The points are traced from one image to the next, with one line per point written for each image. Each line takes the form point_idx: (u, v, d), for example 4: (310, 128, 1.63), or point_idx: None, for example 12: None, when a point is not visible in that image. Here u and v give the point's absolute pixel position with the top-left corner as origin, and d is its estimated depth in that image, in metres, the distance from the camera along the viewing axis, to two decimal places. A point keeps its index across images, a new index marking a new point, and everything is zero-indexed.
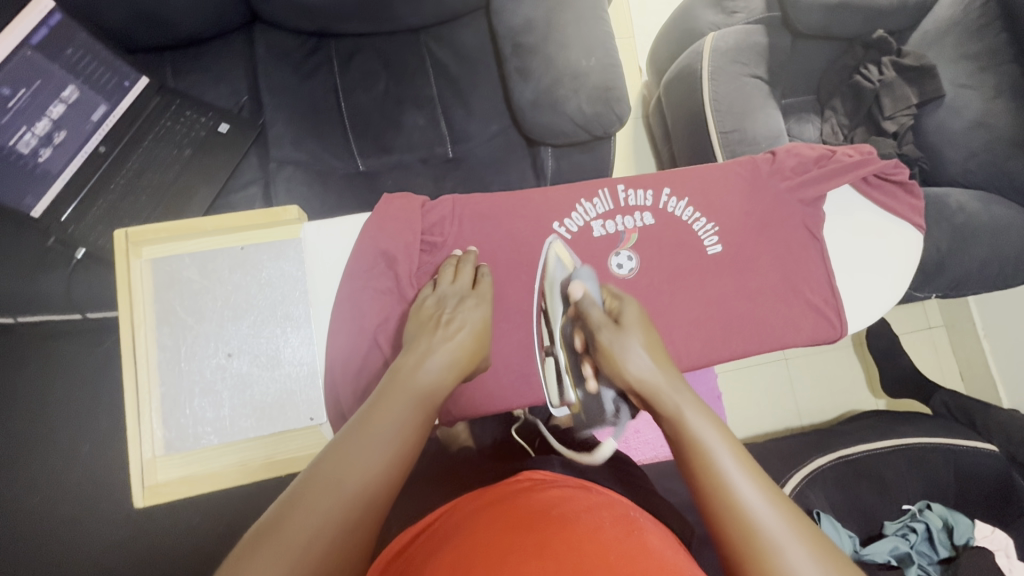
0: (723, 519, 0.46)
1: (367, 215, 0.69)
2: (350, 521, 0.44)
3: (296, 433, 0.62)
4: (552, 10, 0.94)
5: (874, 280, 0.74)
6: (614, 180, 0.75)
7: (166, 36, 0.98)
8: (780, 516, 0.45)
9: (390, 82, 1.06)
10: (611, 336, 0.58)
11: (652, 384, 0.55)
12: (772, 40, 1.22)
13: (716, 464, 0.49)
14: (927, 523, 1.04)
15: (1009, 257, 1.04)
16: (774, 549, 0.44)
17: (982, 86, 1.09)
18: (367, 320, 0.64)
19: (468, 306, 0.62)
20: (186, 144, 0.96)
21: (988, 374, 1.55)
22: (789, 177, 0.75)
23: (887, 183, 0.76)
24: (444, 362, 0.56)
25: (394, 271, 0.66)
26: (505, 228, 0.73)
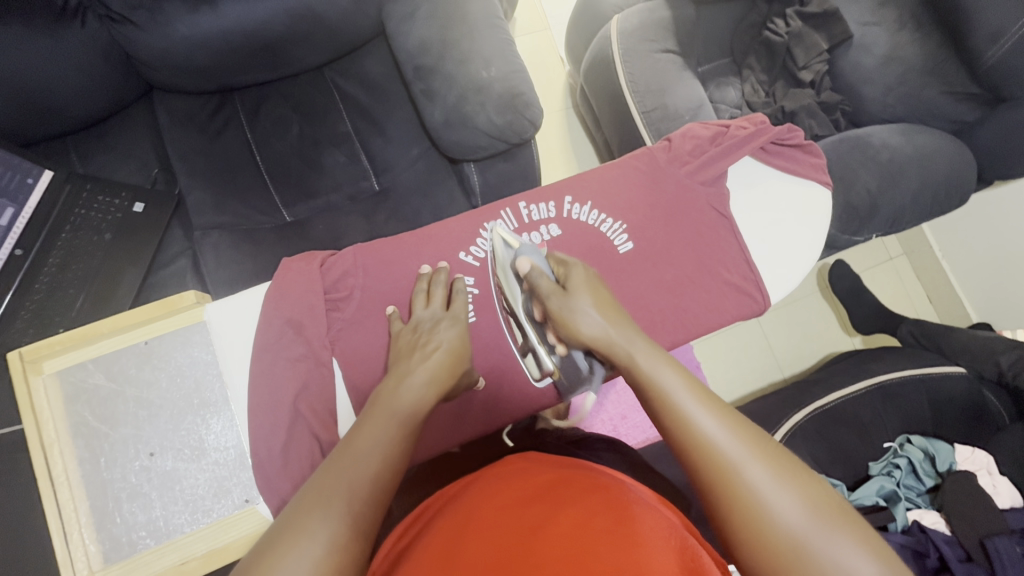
0: (749, 533, 0.42)
1: (269, 284, 0.68)
2: (357, 519, 0.42)
3: (236, 517, 0.62)
4: (445, 27, 0.93)
5: (795, 244, 0.75)
6: (515, 198, 0.76)
7: (62, 123, 0.95)
8: (808, 514, 0.41)
9: (302, 126, 1.04)
10: (561, 301, 0.60)
11: (607, 340, 0.57)
12: (676, 12, 1.20)
13: (736, 477, 0.44)
14: (909, 456, 1.07)
15: (942, 183, 1.05)
16: (808, 558, 0.40)
17: (885, 21, 1.12)
18: (284, 392, 0.63)
19: (444, 327, 0.64)
20: (105, 228, 0.93)
21: (952, 292, 1.58)
22: (687, 162, 0.75)
23: (785, 148, 0.77)
24: (424, 382, 0.56)
25: (304, 336, 0.66)
26: (412, 266, 0.72)
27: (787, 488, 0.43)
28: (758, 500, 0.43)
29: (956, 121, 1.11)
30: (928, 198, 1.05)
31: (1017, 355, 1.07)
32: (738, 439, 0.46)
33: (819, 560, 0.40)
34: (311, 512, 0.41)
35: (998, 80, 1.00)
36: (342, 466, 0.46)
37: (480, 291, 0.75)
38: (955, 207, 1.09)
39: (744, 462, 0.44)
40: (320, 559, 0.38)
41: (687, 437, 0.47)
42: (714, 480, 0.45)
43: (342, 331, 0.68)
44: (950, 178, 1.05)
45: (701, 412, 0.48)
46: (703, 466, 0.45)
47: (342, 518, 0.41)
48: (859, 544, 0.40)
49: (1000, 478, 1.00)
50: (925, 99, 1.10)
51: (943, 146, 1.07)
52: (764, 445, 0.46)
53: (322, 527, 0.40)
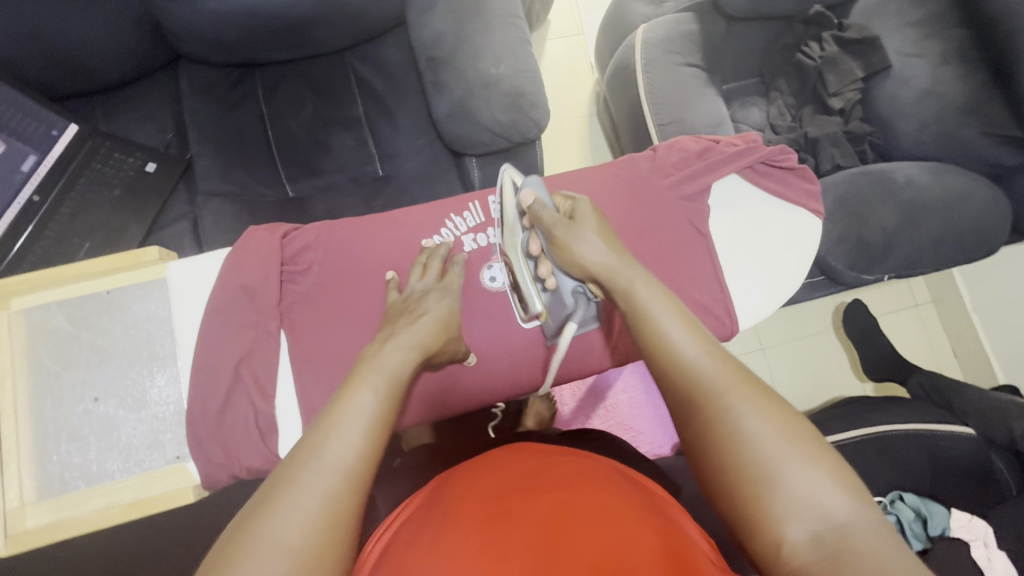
0: (669, 380, 0.46)
1: (230, 249, 0.69)
2: (350, 474, 0.42)
3: (164, 472, 0.63)
4: (462, 20, 0.93)
5: (777, 271, 0.73)
6: (486, 193, 0.78)
7: (92, 82, 1.00)
8: (716, 362, 0.45)
9: (317, 105, 1.06)
10: (565, 227, 0.59)
11: (606, 265, 0.55)
12: (704, 27, 1.16)
13: (659, 329, 0.49)
14: (897, 515, 1.00)
15: (968, 230, 0.98)
16: (718, 397, 0.44)
17: (928, 53, 1.06)
18: (226, 355, 0.64)
19: (435, 298, 0.64)
20: (117, 184, 0.97)
21: (980, 348, 1.48)
22: (670, 174, 0.73)
23: (777, 170, 0.75)
24: (407, 344, 0.55)
25: (256, 304, 0.67)
26: (374, 249, 0.72)
27: (763, 415, 0.42)
28: (732, 423, 0.42)
29: (993, 166, 1.04)
30: (951, 243, 0.99)
31: None
32: (666, 299, 0.51)
33: (727, 400, 0.43)
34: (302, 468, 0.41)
35: None
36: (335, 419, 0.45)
37: None
38: (979, 257, 1.02)
39: (662, 317, 0.49)
40: (313, 517, 0.39)
41: (628, 305, 0.52)
42: (662, 365, 0.47)
43: (295, 304, 0.70)
44: (977, 225, 0.98)
45: (651, 294, 0.51)
46: (653, 354, 0.48)
47: (337, 471, 0.42)
48: (823, 469, 0.39)
49: (995, 552, 0.94)
50: (961, 139, 1.04)
51: (974, 189, 1.00)
52: (743, 373, 0.45)
53: (315, 485, 0.40)
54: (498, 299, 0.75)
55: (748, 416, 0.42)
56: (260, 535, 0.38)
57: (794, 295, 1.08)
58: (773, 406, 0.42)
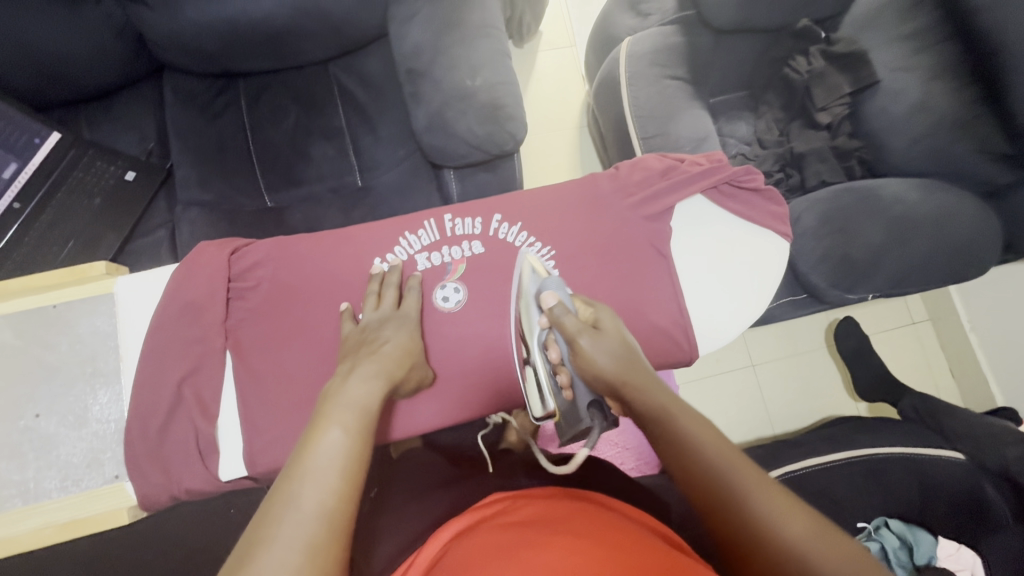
0: (688, 475, 0.49)
1: (178, 265, 0.69)
2: (328, 518, 0.42)
3: (103, 492, 0.63)
4: (440, 33, 0.93)
5: (743, 294, 0.72)
6: (442, 210, 0.76)
7: (74, 92, 1.01)
8: (726, 456, 0.48)
9: (299, 115, 1.06)
10: (589, 339, 0.57)
11: (628, 376, 0.56)
12: (690, 40, 1.15)
13: (674, 428, 0.51)
14: (883, 542, 0.99)
15: (956, 249, 0.96)
16: (735, 492, 0.46)
17: (917, 68, 1.04)
18: (169, 372, 0.64)
19: (393, 327, 0.64)
20: (98, 193, 0.97)
21: (978, 368, 1.45)
22: (633, 193, 0.72)
23: (741, 192, 0.73)
24: (370, 373, 0.57)
25: (201, 322, 0.66)
26: (324, 267, 0.71)
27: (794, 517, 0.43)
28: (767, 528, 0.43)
29: (984, 183, 1.01)
30: (939, 263, 0.96)
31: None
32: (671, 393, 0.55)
33: (746, 494, 0.45)
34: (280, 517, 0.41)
35: None
36: (308, 461, 0.45)
37: None
38: (968, 277, 0.99)
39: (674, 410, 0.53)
40: (296, 566, 0.38)
41: (643, 406, 0.55)
42: (678, 459, 0.50)
43: (243, 321, 0.69)
44: (966, 244, 0.96)
45: (662, 390, 0.55)
46: (667, 447, 0.51)
47: (316, 517, 0.42)
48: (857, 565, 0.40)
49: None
50: (953, 155, 1.01)
51: (963, 207, 0.97)
52: (766, 475, 0.47)
53: (295, 532, 0.40)
54: (452, 320, 0.72)
55: (762, 505, 0.44)
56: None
57: (778, 313, 1.06)
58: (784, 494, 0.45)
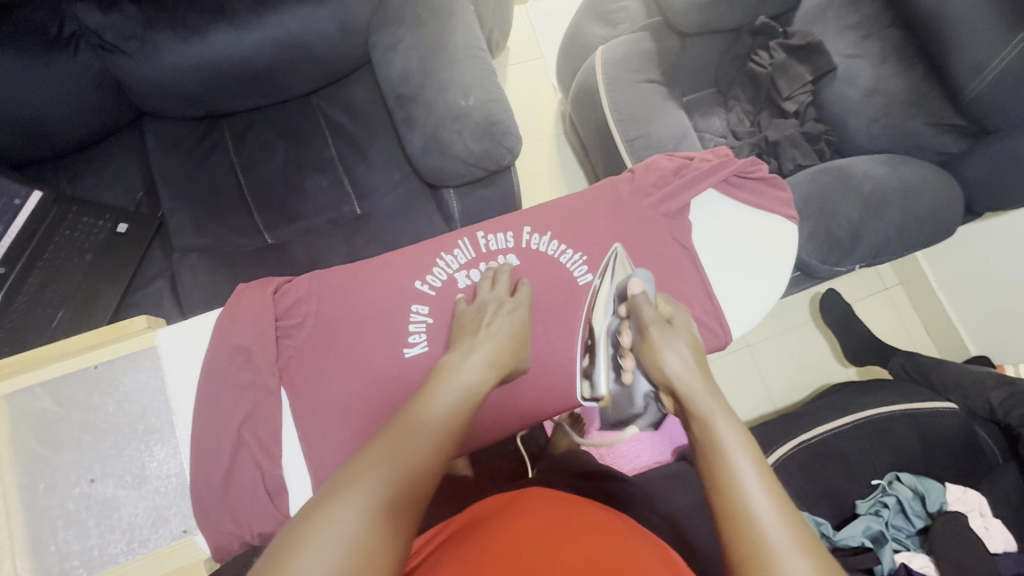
0: (730, 519, 0.45)
1: (222, 309, 0.69)
2: (392, 511, 0.44)
3: (169, 550, 0.61)
4: (426, 57, 0.96)
5: (765, 275, 0.76)
6: (473, 228, 0.77)
7: (51, 146, 0.98)
8: (786, 529, 0.43)
9: (288, 150, 1.06)
10: (662, 330, 0.61)
11: (688, 383, 0.57)
12: (659, 45, 1.21)
13: (733, 467, 0.48)
14: (898, 495, 1.03)
15: (927, 215, 1.04)
16: (778, 560, 0.42)
17: (868, 53, 1.13)
18: (229, 417, 0.64)
19: (507, 311, 0.67)
20: (88, 249, 0.93)
21: (949, 323, 1.56)
22: (650, 194, 0.76)
23: (750, 181, 0.79)
24: (483, 363, 0.60)
25: (253, 363, 0.66)
26: (366, 297, 0.71)
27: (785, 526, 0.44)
28: (760, 523, 0.44)
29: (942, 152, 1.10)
30: (913, 229, 1.04)
31: (1006, 394, 1.04)
32: (744, 440, 0.51)
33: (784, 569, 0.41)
34: (311, 537, 0.40)
35: (981, 115, 1.03)
36: (357, 481, 0.45)
37: (434, 321, 0.72)
38: (940, 239, 1.08)
39: (737, 454, 0.49)
40: None
41: (707, 439, 0.52)
42: (722, 496, 0.47)
43: (292, 358, 0.69)
44: (934, 210, 1.05)
45: (733, 434, 0.51)
46: (716, 482, 0.48)
47: (344, 550, 0.40)
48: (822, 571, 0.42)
49: (992, 519, 0.97)
50: (909, 131, 1.11)
51: (927, 177, 1.07)
52: None
53: (349, 528, 0.41)
54: None
55: None
56: None
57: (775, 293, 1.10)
58: None
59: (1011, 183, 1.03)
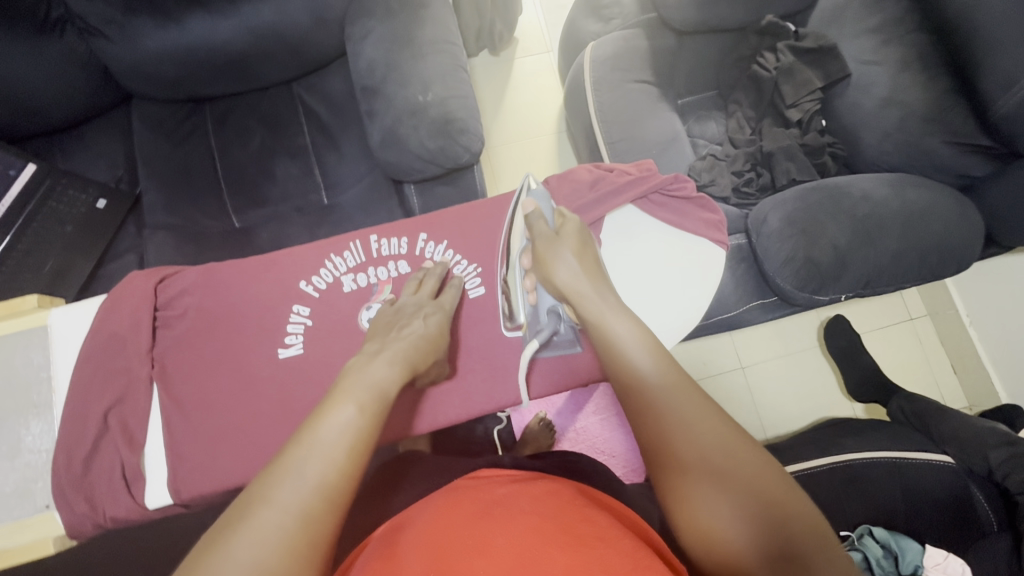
0: (641, 416, 0.49)
1: (107, 295, 0.71)
2: (327, 494, 0.43)
3: (32, 521, 0.65)
4: (392, 50, 0.92)
5: (680, 299, 0.73)
6: (367, 231, 0.77)
7: (47, 124, 1.03)
8: (684, 404, 0.48)
9: (265, 136, 1.08)
10: (549, 244, 0.64)
11: (579, 288, 0.60)
12: (654, 42, 1.14)
13: (634, 373, 0.52)
14: (865, 552, 0.91)
15: (932, 245, 0.92)
16: (681, 435, 0.46)
17: (887, 60, 1.00)
18: (94, 402, 0.66)
19: (426, 314, 0.67)
20: (68, 221, 0.98)
21: (978, 364, 1.40)
22: (562, 207, 0.74)
23: (673, 200, 0.76)
24: (393, 359, 0.58)
25: (126, 351, 0.69)
26: (249, 293, 0.73)
27: (759, 515, 0.41)
28: (661, 412, 0.48)
29: (961, 175, 0.97)
30: (912, 261, 0.93)
31: (1007, 454, 0.92)
32: (640, 339, 0.54)
33: (688, 437, 0.46)
34: (279, 483, 0.43)
35: (1011, 136, 0.87)
36: (319, 435, 0.46)
37: (315, 323, 0.73)
38: (946, 274, 0.96)
39: (636, 359, 0.53)
40: (286, 535, 0.40)
41: (612, 355, 0.55)
42: (633, 399, 0.51)
43: (170, 349, 0.71)
44: (941, 239, 0.92)
45: (631, 340, 0.54)
46: (625, 390, 0.52)
47: (314, 489, 0.43)
48: (780, 511, 0.42)
49: None
50: (925, 149, 0.98)
51: (938, 203, 0.94)
52: (731, 446, 0.45)
53: (280, 518, 0.41)
54: None
55: (703, 450, 0.45)
56: (224, 553, 0.39)
57: (748, 318, 1.04)
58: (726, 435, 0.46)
59: None
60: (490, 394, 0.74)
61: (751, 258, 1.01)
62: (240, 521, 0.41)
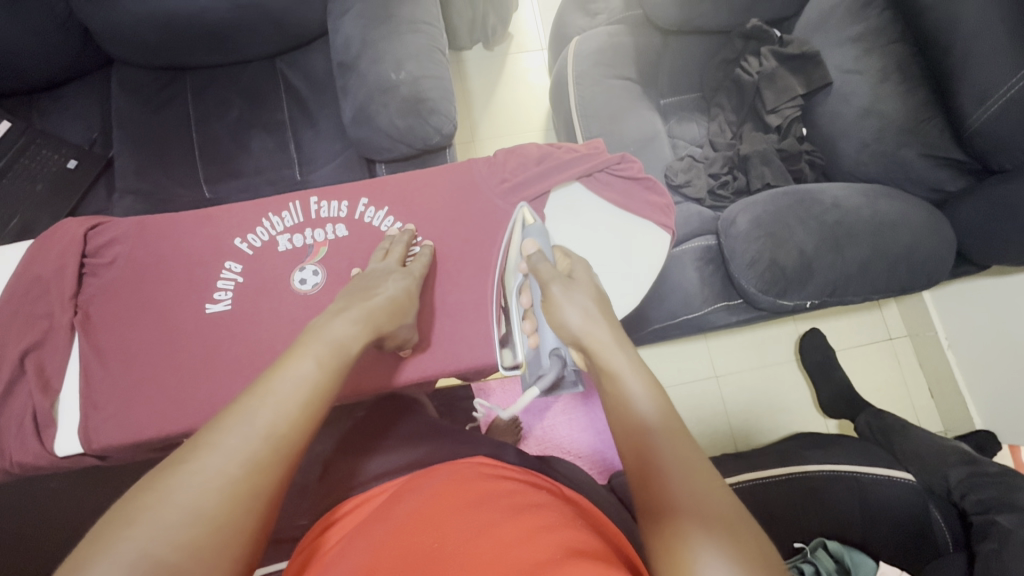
0: (641, 481, 0.43)
1: (37, 241, 0.72)
2: (277, 443, 0.41)
3: None
4: (368, 27, 0.92)
5: (629, 283, 0.76)
6: (309, 193, 0.76)
7: (21, 81, 1.03)
8: (690, 484, 0.41)
9: (243, 109, 1.07)
10: (561, 286, 0.59)
11: (592, 337, 0.55)
12: (637, 40, 1.14)
13: (642, 436, 0.45)
14: (817, 564, 0.88)
15: (898, 258, 0.91)
16: (681, 516, 0.39)
17: (868, 69, 0.99)
18: (12, 343, 0.67)
19: (395, 278, 0.65)
20: (40, 179, 0.98)
21: (955, 388, 1.37)
22: (508, 180, 0.77)
23: (619, 181, 0.79)
24: (358, 318, 0.56)
25: (49, 295, 0.69)
26: (181, 247, 0.73)
27: None
28: (665, 482, 0.42)
29: (935, 189, 0.97)
30: (879, 272, 0.92)
31: (968, 473, 0.91)
32: (654, 402, 0.48)
33: (689, 522, 0.39)
34: (226, 429, 0.40)
35: (986, 150, 0.87)
36: (273, 385, 0.44)
37: (246, 281, 0.73)
38: (915, 289, 0.95)
39: (647, 423, 0.46)
40: (230, 482, 0.37)
41: (622, 411, 0.48)
42: (637, 460, 0.44)
43: (96, 297, 0.71)
44: (910, 252, 0.91)
45: (645, 401, 0.48)
46: (630, 449, 0.46)
47: (262, 438, 0.40)
48: None
49: None
50: (901, 161, 0.97)
51: (913, 216, 0.93)
52: (742, 548, 0.37)
53: (225, 462, 0.38)
54: (307, 302, 0.72)
55: (701, 543, 0.37)
56: (162, 493, 0.36)
57: (715, 321, 1.03)
58: (739, 537, 0.38)
59: (1004, 234, 0.88)
60: (434, 364, 0.72)
61: (719, 259, 1.00)
62: (180, 461, 0.38)
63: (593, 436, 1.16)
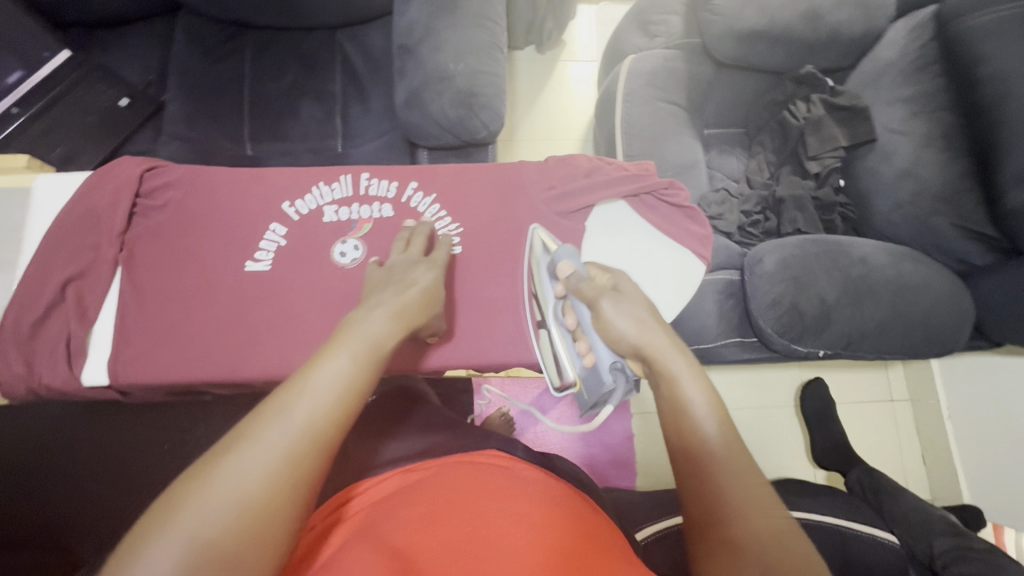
0: (705, 507, 0.45)
1: (93, 173, 0.74)
2: (318, 436, 0.41)
3: None
4: (434, 14, 0.93)
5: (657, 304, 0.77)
6: (360, 168, 0.78)
7: (88, 14, 1.05)
8: (756, 516, 0.43)
9: (298, 74, 1.09)
10: (611, 301, 0.58)
11: (651, 348, 0.54)
12: (691, 67, 1.15)
13: (705, 462, 0.46)
14: None
15: (920, 321, 0.91)
16: (746, 547, 0.41)
17: (914, 131, 0.99)
18: (57, 269, 0.68)
19: (422, 269, 0.66)
20: (92, 112, 0.99)
21: (949, 458, 1.38)
22: (553, 187, 0.78)
23: (663, 205, 0.80)
24: (392, 304, 0.57)
25: (98, 228, 0.71)
26: (230, 201, 0.74)
27: None
28: (730, 512, 0.43)
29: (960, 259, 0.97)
30: (895, 332, 0.92)
31: (953, 544, 0.92)
32: (719, 425, 0.48)
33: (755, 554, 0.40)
34: (270, 421, 0.41)
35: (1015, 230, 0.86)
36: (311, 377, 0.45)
37: (288, 244, 0.74)
38: (933, 353, 0.95)
39: (711, 448, 0.47)
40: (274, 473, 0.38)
41: (685, 432, 0.49)
42: (701, 485, 0.46)
43: (142, 237, 0.72)
44: (930, 317, 0.91)
45: (709, 422, 0.48)
46: (693, 473, 0.47)
47: (303, 430, 0.41)
48: None
49: None
50: (933, 228, 0.98)
51: (936, 282, 0.93)
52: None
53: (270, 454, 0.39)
54: (344, 274, 0.73)
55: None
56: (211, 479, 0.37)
57: (726, 355, 1.04)
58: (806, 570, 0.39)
59: None
60: (455, 353, 0.73)
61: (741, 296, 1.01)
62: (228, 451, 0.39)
63: (585, 446, 1.17)
